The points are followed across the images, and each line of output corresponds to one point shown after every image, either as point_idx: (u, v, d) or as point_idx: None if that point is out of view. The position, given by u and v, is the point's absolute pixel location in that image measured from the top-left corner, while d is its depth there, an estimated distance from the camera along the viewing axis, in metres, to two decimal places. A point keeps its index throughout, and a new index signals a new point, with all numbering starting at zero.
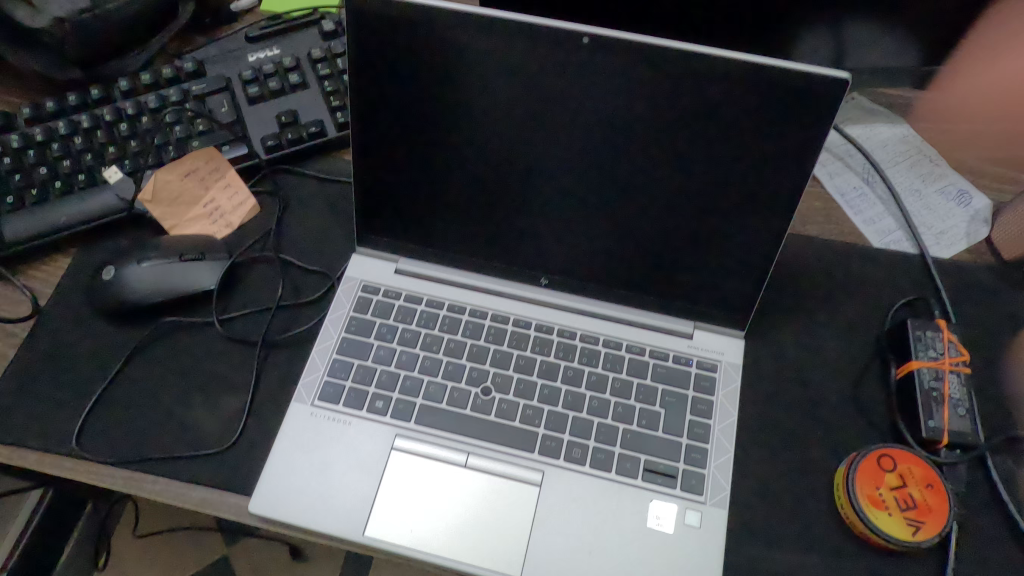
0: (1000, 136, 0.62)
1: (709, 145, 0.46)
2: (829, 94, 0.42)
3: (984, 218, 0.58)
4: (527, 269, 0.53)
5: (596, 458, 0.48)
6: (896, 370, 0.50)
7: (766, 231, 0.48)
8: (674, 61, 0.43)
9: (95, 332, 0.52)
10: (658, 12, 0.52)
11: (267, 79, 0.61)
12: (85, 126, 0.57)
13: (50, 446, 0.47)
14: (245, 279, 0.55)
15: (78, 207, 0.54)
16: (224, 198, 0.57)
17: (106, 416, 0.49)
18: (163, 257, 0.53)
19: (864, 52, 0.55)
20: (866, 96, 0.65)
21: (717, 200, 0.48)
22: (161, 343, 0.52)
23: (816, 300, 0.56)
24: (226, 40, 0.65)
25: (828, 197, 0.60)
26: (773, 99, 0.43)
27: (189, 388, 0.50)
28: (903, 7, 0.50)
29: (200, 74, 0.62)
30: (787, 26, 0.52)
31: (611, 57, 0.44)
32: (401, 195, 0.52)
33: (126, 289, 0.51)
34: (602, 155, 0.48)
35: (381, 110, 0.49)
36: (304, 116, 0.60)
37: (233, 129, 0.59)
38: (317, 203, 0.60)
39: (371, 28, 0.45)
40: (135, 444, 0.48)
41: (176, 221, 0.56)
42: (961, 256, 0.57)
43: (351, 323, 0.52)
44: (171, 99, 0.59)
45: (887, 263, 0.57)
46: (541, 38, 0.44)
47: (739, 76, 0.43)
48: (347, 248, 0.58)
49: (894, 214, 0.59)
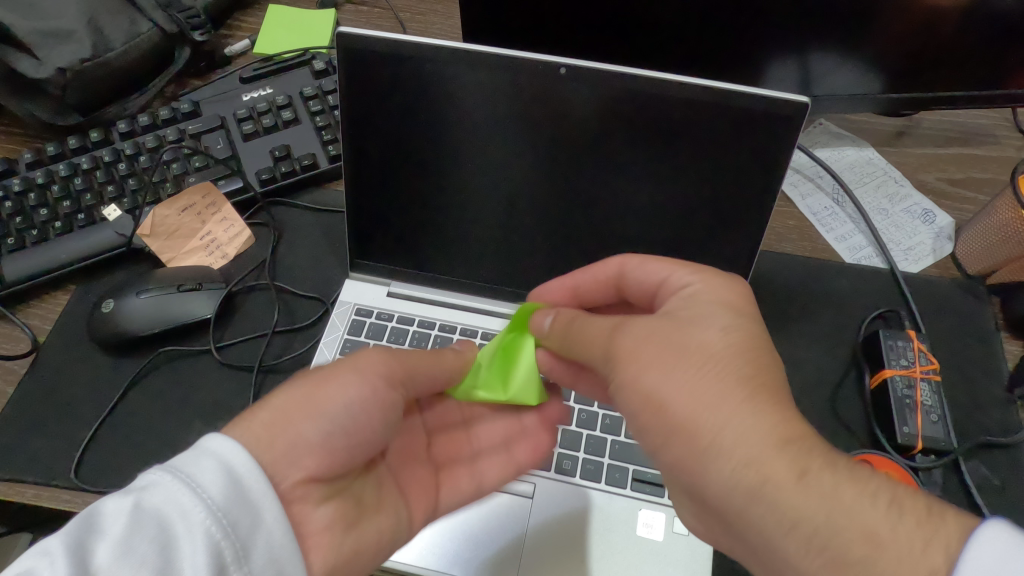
0: (963, 157, 0.64)
1: (681, 168, 0.48)
2: (789, 117, 0.44)
3: (948, 235, 0.60)
4: (515, 288, 0.56)
5: (586, 469, 0.50)
6: (871, 379, 0.52)
7: (738, 247, 0.50)
8: (645, 90, 0.46)
9: (97, 365, 0.54)
10: (626, 46, 0.54)
11: (261, 116, 0.63)
12: (85, 167, 0.60)
13: (51, 480, 0.48)
14: (242, 306, 0.57)
15: (78, 245, 0.56)
16: (220, 230, 0.60)
17: (104, 447, 0.50)
18: (161, 289, 0.55)
19: (830, 80, 0.58)
20: (832, 121, 0.68)
21: (688, 219, 0.50)
22: (159, 373, 0.54)
23: (793, 315, 0.57)
24: (220, 81, 0.67)
25: (801, 216, 0.62)
26: (740, 124, 0.45)
27: (186, 415, 0.52)
28: (866, 39, 0.53)
29: (196, 114, 0.64)
30: (750, 57, 0.54)
31: (582, 87, 0.46)
32: (391, 222, 0.54)
33: (126, 321, 0.53)
34: (579, 179, 0.50)
35: (371, 143, 0.51)
36: (296, 149, 0.63)
37: (228, 165, 0.61)
38: (311, 232, 0.62)
39: (360, 65, 0.47)
40: (134, 473, 0.49)
41: (173, 253, 0.59)
42: (928, 270, 0.59)
43: (346, 344, 0.55)
44: (168, 139, 0.62)
45: (861, 277, 0.58)
46: (519, 72, 0.47)
47: (705, 102, 0.45)
48: (340, 273, 0.60)
49: (864, 231, 0.61)
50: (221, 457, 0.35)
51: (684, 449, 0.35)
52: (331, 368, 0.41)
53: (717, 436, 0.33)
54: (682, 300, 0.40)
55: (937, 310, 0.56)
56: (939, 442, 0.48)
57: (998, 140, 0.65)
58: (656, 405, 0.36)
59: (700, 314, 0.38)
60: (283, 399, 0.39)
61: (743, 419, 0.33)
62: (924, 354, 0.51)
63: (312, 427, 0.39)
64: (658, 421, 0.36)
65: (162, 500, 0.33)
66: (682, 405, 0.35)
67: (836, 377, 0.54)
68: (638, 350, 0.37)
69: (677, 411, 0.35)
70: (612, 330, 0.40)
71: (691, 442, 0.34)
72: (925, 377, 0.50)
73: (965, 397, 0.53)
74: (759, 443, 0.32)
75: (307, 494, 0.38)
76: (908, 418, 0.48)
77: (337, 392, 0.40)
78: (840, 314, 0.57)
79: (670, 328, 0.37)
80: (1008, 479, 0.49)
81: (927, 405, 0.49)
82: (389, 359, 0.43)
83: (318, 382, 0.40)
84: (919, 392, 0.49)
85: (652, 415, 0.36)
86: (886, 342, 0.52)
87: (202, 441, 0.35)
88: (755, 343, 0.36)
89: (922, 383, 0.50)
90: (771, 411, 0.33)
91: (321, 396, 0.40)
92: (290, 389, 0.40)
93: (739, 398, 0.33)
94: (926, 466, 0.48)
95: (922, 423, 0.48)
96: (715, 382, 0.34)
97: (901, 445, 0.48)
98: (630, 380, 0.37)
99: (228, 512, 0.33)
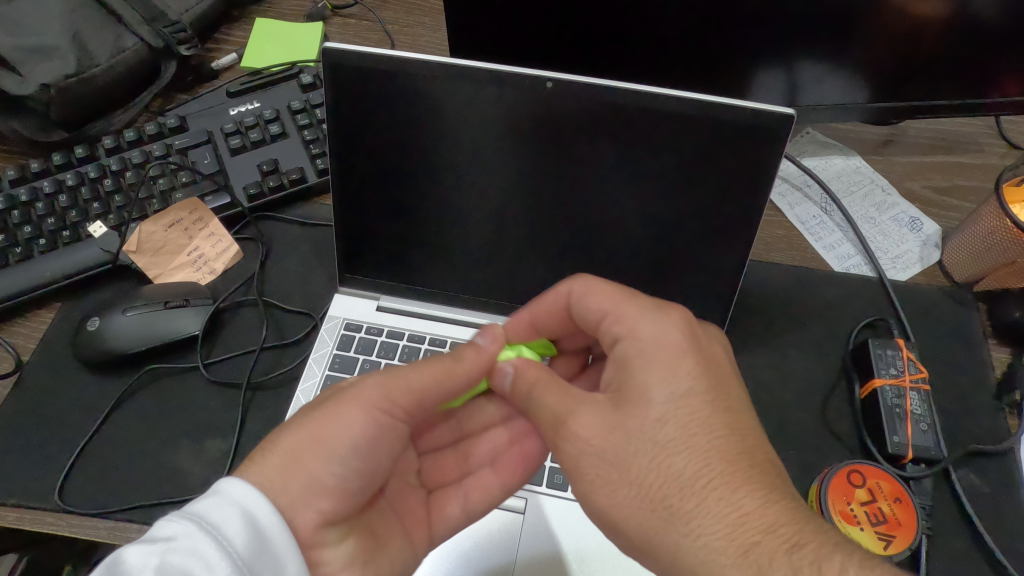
0: (948, 165, 0.65)
1: (668, 181, 0.48)
2: (774, 130, 0.44)
3: (935, 243, 0.60)
4: (505, 301, 0.56)
5: None
6: (861, 388, 0.52)
7: (726, 259, 0.50)
8: (632, 104, 0.46)
9: (82, 383, 0.53)
10: (613, 59, 0.54)
11: (248, 130, 0.63)
12: (70, 184, 0.59)
13: (34, 503, 0.48)
14: (230, 322, 0.57)
15: (63, 262, 0.56)
16: (207, 246, 0.59)
17: (89, 468, 0.49)
18: (148, 306, 0.54)
19: (816, 91, 0.58)
20: (819, 130, 0.68)
21: (677, 230, 0.50)
22: (146, 391, 0.53)
23: (782, 325, 0.57)
24: (207, 96, 0.67)
25: (790, 226, 0.62)
26: (727, 137, 0.45)
27: (174, 434, 0.51)
28: (852, 49, 0.53)
29: (183, 128, 0.64)
30: (736, 69, 0.55)
31: (568, 102, 0.46)
32: (380, 236, 0.54)
33: (112, 340, 0.52)
34: (566, 192, 0.50)
35: (358, 157, 0.51)
36: (284, 163, 0.62)
37: (215, 180, 0.61)
38: (301, 246, 0.62)
39: (347, 80, 0.47)
40: (120, 494, 0.48)
41: (160, 270, 0.58)
42: (916, 278, 0.59)
43: (335, 360, 0.55)
44: (154, 154, 0.61)
45: (850, 286, 0.59)
46: (507, 86, 0.47)
47: (691, 115, 0.45)
48: (330, 288, 0.60)
49: (852, 240, 0.61)
50: (241, 504, 0.35)
51: (654, 562, 0.36)
52: (331, 408, 0.40)
53: (676, 555, 0.34)
54: (620, 374, 0.39)
55: (925, 318, 0.57)
56: (929, 451, 0.48)
57: (983, 147, 0.65)
58: (614, 523, 0.37)
59: (633, 402, 0.37)
60: (289, 439, 0.39)
61: (694, 535, 0.34)
62: (913, 363, 0.51)
63: (327, 469, 0.38)
64: (624, 538, 0.37)
65: (187, 556, 0.33)
66: (636, 525, 0.36)
67: (827, 386, 0.54)
68: (581, 471, 0.38)
69: (631, 529, 0.36)
70: (558, 425, 0.40)
71: (656, 559, 0.36)
72: (914, 386, 0.50)
73: (954, 405, 0.53)
74: (716, 562, 0.33)
75: (324, 538, 0.39)
76: (898, 428, 0.48)
77: (344, 429, 0.39)
78: (830, 322, 0.57)
79: (607, 437, 0.37)
80: (997, 486, 0.49)
81: (917, 414, 0.49)
82: (394, 387, 0.41)
83: (324, 418, 0.39)
84: (909, 401, 0.49)
85: (617, 530, 0.38)
86: (876, 351, 0.52)
87: (221, 486, 0.36)
88: (689, 426, 0.36)
89: (912, 392, 0.50)
90: (716, 518, 0.34)
91: (329, 440, 0.39)
92: (294, 432, 0.39)
93: (687, 512, 0.34)
94: (917, 475, 0.48)
95: (912, 432, 0.48)
96: (655, 507, 0.35)
97: (891, 455, 0.48)
98: (587, 498, 0.38)
99: (251, 565, 0.34)
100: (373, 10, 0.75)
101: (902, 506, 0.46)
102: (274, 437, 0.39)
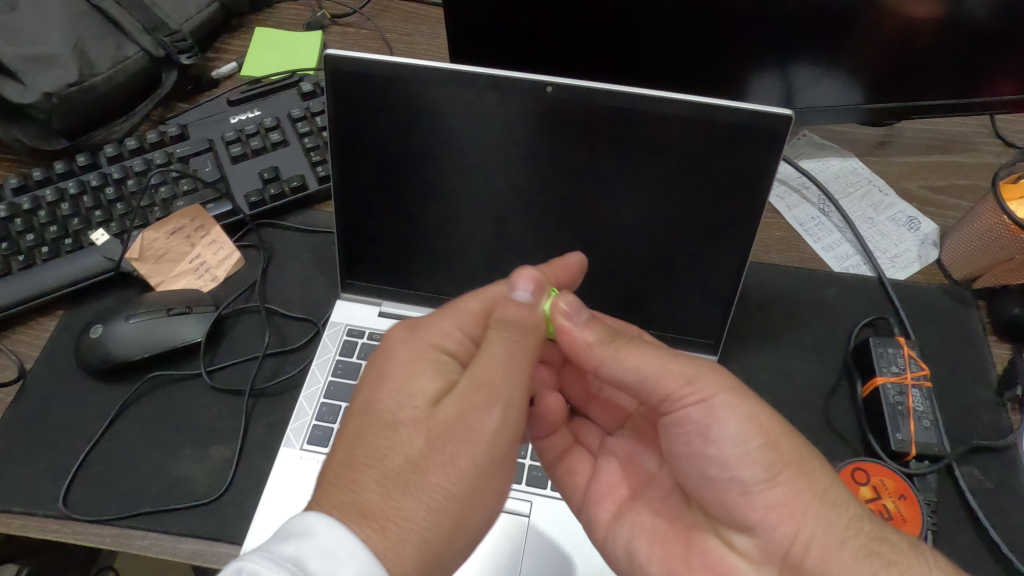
0: (944, 166, 0.65)
1: (667, 183, 0.49)
2: (772, 129, 0.45)
3: (933, 242, 0.61)
4: None
5: None
6: (863, 387, 0.52)
7: (727, 258, 0.51)
8: (630, 106, 0.46)
9: (85, 390, 0.53)
10: (613, 63, 0.55)
11: (249, 139, 0.63)
12: (72, 192, 0.59)
13: (38, 511, 0.48)
14: (233, 329, 0.57)
15: (65, 270, 0.56)
16: (210, 253, 0.60)
17: (94, 475, 0.49)
18: (151, 313, 0.54)
19: (812, 93, 0.58)
20: (816, 133, 0.69)
21: (678, 232, 0.50)
22: (148, 399, 0.53)
23: (784, 325, 0.57)
24: (208, 104, 0.67)
25: (788, 227, 0.63)
26: (724, 139, 0.46)
27: (178, 439, 0.51)
28: (846, 52, 0.54)
29: (184, 137, 0.64)
30: (734, 73, 0.55)
31: (565, 107, 0.47)
32: (380, 244, 0.55)
33: (115, 346, 0.53)
34: (567, 194, 0.51)
35: (359, 162, 0.51)
36: (284, 171, 0.63)
37: (217, 188, 0.61)
38: (302, 253, 0.62)
39: (348, 84, 0.48)
40: (124, 501, 0.48)
41: (162, 277, 0.58)
42: (916, 277, 0.59)
43: (338, 366, 0.55)
44: (156, 162, 0.62)
45: (850, 286, 0.59)
46: (507, 90, 0.47)
47: (689, 116, 0.46)
48: (331, 293, 0.60)
49: (850, 240, 0.62)
50: (360, 567, 0.33)
51: (801, 485, 0.39)
52: (467, 477, 0.37)
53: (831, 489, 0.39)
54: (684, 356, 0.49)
55: (923, 318, 0.57)
56: (932, 447, 0.48)
57: (978, 147, 0.66)
58: (771, 441, 0.40)
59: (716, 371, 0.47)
60: (427, 522, 0.36)
61: (833, 478, 0.40)
62: (913, 361, 0.51)
63: (456, 556, 0.38)
64: (773, 456, 0.39)
65: None
66: (796, 450, 0.40)
67: (828, 386, 0.54)
68: (740, 387, 0.41)
69: (789, 451, 0.40)
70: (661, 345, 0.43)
71: (803, 484, 0.39)
72: (915, 384, 0.50)
73: (955, 403, 0.53)
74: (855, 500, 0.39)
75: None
76: (901, 425, 0.49)
77: (479, 509, 0.38)
78: (831, 322, 0.57)
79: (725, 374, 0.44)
80: (1001, 482, 0.49)
81: (919, 411, 0.49)
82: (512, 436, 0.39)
83: (464, 483, 0.37)
84: (910, 398, 0.50)
85: (767, 447, 0.40)
86: (877, 349, 0.52)
87: (313, 528, 0.34)
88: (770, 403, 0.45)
89: (913, 389, 0.50)
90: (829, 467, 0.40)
91: (467, 523, 0.38)
92: (435, 521, 0.36)
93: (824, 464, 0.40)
94: (921, 472, 0.48)
95: (915, 429, 0.49)
96: (804, 443, 0.40)
97: (895, 452, 0.48)
98: (743, 412, 0.40)
99: None
100: (371, 19, 0.76)
101: (907, 503, 0.47)
102: (405, 510, 0.35)
